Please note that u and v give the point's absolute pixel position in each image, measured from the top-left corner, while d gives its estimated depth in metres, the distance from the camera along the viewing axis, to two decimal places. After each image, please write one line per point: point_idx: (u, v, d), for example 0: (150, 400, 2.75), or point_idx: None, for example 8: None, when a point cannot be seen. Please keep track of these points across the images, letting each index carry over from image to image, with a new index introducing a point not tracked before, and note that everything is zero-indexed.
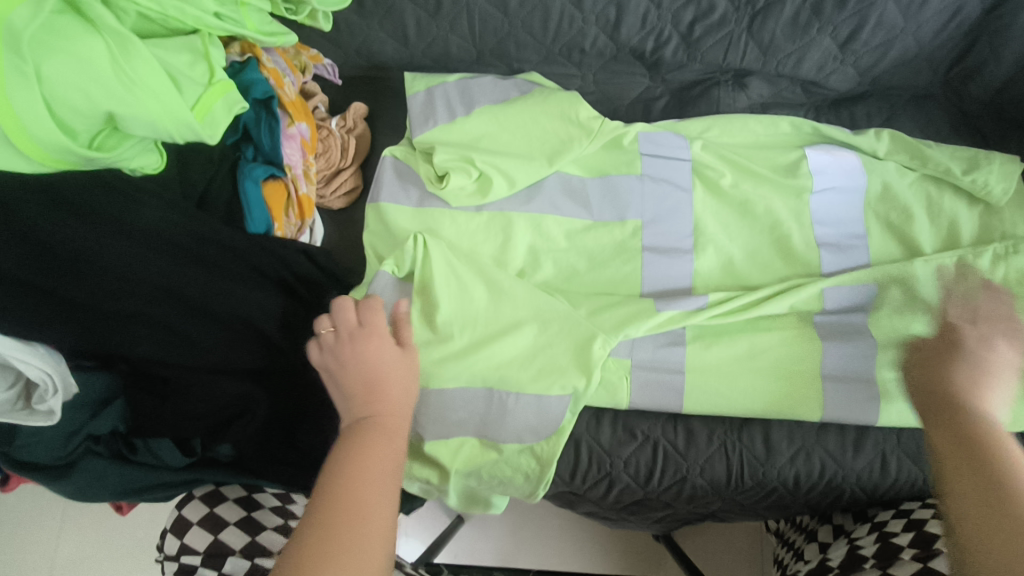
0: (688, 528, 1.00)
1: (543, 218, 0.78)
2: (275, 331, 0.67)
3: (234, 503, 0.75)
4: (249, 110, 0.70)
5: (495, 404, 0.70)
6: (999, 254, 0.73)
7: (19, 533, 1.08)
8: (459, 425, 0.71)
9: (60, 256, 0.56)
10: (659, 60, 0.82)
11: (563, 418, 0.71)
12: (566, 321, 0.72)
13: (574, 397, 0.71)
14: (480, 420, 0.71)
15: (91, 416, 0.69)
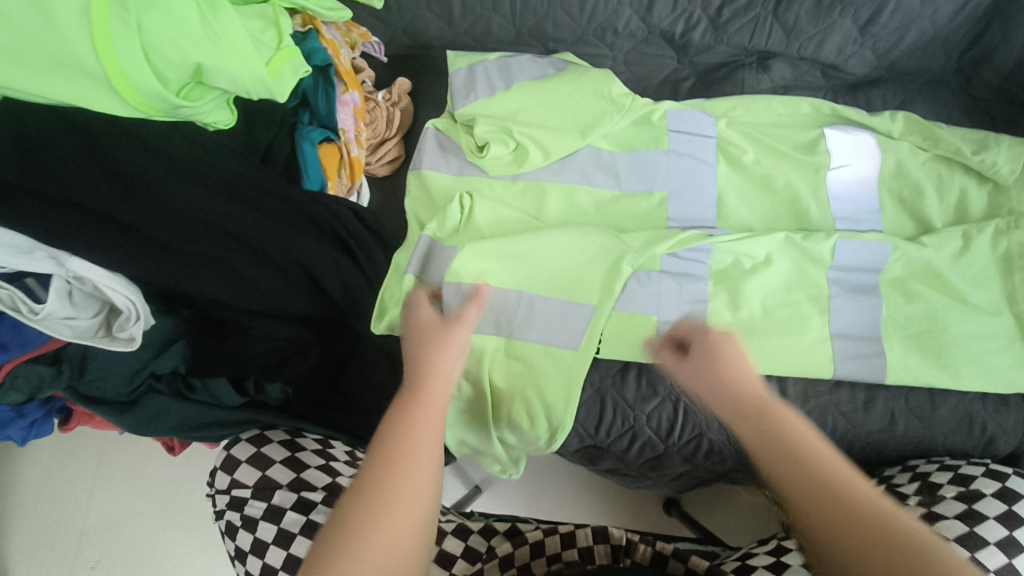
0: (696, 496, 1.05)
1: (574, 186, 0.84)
2: (327, 278, 0.73)
3: (278, 444, 0.77)
4: (309, 77, 0.76)
5: (524, 305, 0.78)
6: (1001, 229, 0.79)
7: (62, 485, 1.14)
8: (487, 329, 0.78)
9: (143, 195, 0.61)
10: (687, 43, 0.87)
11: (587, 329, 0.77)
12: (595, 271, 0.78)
13: (596, 309, 0.77)
14: (507, 321, 0.78)
15: (154, 354, 0.74)
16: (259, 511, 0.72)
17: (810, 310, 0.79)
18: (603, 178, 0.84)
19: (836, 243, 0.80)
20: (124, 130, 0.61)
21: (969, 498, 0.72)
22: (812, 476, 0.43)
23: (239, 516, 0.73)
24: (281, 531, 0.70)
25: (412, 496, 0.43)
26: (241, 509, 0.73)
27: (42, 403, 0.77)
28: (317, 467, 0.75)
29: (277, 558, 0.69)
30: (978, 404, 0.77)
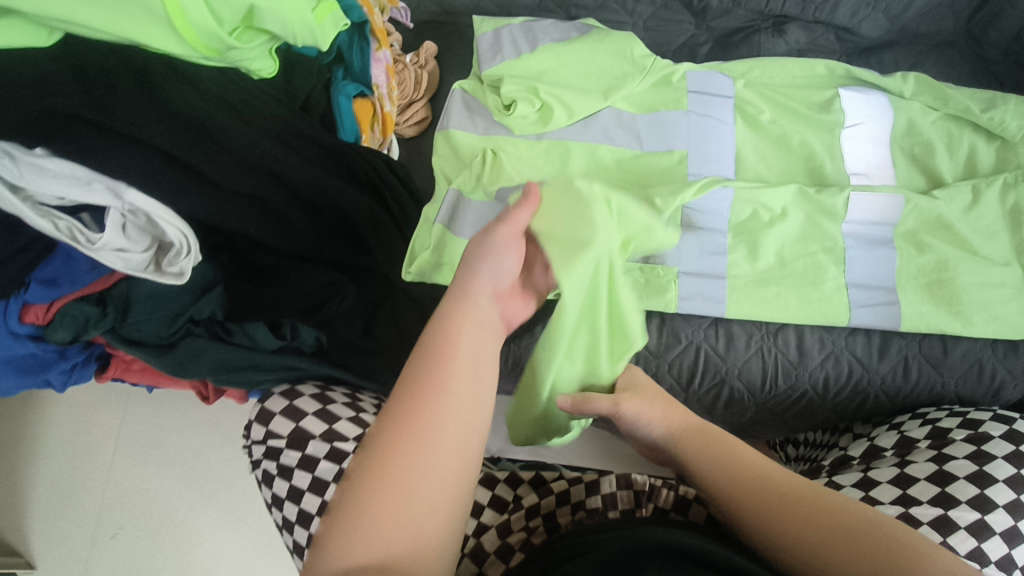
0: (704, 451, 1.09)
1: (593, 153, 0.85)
2: (362, 223, 0.77)
3: (310, 396, 0.74)
4: (345, 33, 0.79)
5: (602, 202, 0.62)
6: (1008, 183, 0.82)
7: (86, 452, 1.15)
8: None
9: (200, 133, 0.66)
10: (705, 7, 0.90)
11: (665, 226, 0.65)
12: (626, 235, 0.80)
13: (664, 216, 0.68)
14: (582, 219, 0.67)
15: (193, 300, 0.76)
16: (294, 460, 0.70)
17: (827, 261, 0.81)
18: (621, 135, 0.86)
19: (850, 196, 0.82)
20: (175, 71, 0.64)
21: (977, 440, 0.73)
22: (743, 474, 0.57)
23: (274, 465, 0.71)
24: (315, 478, 0.68)
25: (433, 452, 0.40)
26: (276, 459, 0.71)
27: (83, 347, 0.80)
28: (347, 419, 0.72)
29: (312, 504, 0.67)
30: (989, 351, 0.80)
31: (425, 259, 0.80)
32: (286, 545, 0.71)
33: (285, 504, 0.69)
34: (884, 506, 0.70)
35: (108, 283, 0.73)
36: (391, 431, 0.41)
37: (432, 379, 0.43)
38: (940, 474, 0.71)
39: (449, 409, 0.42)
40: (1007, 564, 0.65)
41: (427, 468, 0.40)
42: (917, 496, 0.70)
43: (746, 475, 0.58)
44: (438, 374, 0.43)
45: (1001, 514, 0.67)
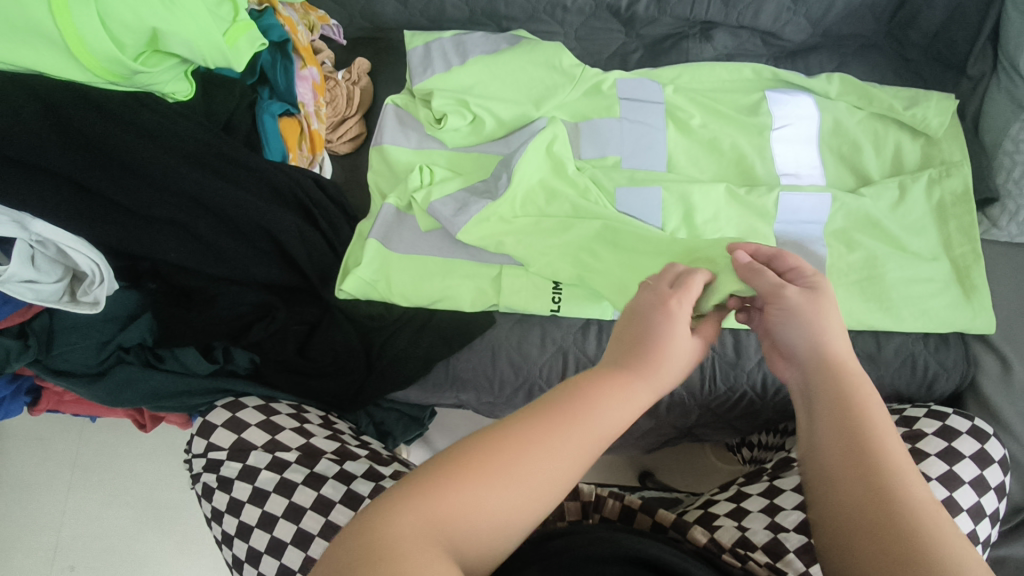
0: (658, 453, 1.11)
1: (524, 160, 0.80)
2: (291, 242, 0.75)
3: (255, 408, 0.77)
4: (266, 53, 0.79)
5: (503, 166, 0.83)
6: (933, 178, 0.83)
7: (31, 490, 1.12)
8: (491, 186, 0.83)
9: (113, 163, 0.66)
10: (633, 16, 0.91)
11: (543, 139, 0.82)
12: (561, 245, 0.80)
13: (553, 139, 0.83)
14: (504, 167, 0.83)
15: (120, 329, 0.75)
16: (236, 471, 0.72)
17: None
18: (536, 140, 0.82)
19: (779, 197, 0.83)
20: (86, 99, 0.64)
21: (913, 437, 0.75)
22: (852, 454, 0.43)
23: (215, 478, 0.72)
24: (256, 489, 0.70)
25: (544, 486, 0.39)
26: (217, 471, 0.73)
27: (10, 380, 0.77)
28: (291, 429, 0.75)
29: (253, 516, 0.69)
30: (920, 344, 0.81)
31: (358, 277, 0.78)
32: (225, 559, 0.70)
33: (225, 517, 0.70)
34: None
35: (26, 317, 0.70)
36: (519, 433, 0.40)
37: (580, 415, 0.41)
38: None
39: (582, 457, 0.40)
40: None
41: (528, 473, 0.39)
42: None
43: (859, 485, 0.41)
44: (586, 413, 0.42)
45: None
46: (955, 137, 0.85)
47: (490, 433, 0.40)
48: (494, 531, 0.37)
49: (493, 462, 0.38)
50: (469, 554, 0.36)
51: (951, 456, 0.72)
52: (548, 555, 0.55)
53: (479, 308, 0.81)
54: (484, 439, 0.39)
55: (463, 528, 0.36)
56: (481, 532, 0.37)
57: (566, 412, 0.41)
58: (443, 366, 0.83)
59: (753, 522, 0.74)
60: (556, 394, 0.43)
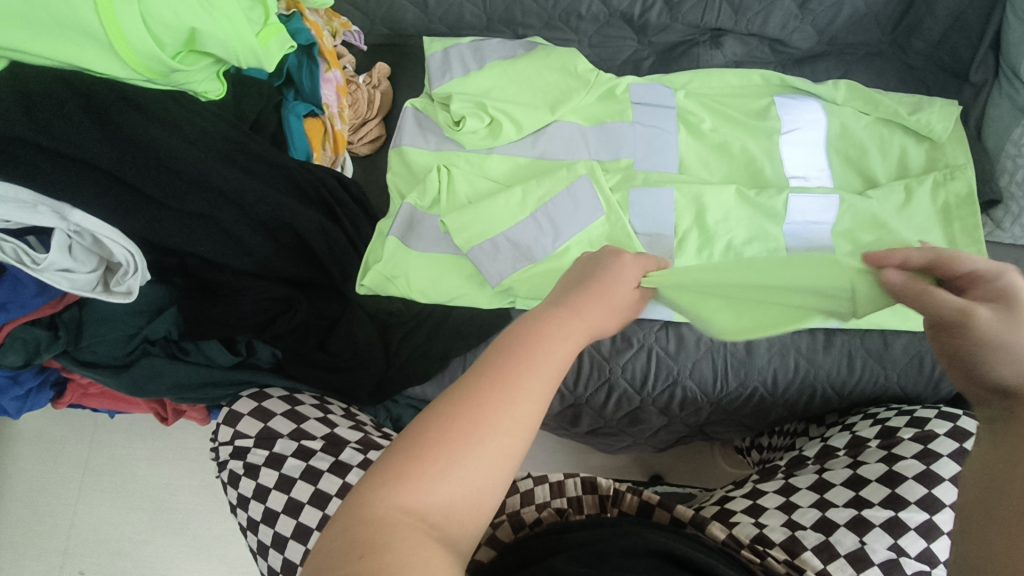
0: (667, 454, 1.12)
1: (560, 201, 0.83)
2: (314, 237, 0.77)
3: (279, 399, 0.79)
4: (293, 55, 0.81)
5: (532, 189, 0.84)
6: (938, 181, 0.85)
7: (43, 489, 1.13)
8: (519, 207, 0.83)
9: (145, 156, 0.67)
10: (645, 24, 0.94)
11: (582, 178, 0.84)
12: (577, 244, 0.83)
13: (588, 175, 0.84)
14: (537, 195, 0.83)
15: (147, 321, 0.77)
16: (262, 458, 0.74)
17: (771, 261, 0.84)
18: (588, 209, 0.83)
19: (787, 199, 0.85)
20: (122, 95, 0.66)
21: (924, 439, 0.76)
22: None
23: (241, 465, 0.75)
24: (282, 476, 0.72)
25: (512, 441, 0.39)
26: (243, 458, 0.75)
27: (37, 372, 0.78)
28: (315, 419, 0.77)
29: (278, 502, 0.71)
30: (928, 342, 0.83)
31: (377, 272, 0.80)
32: (250, 546, 0.73)
33: (251, 504, 0.72)
34: (837, 509, 0.72)
35: (58, 308, 0.72)
36: (475, 400, 0.40)
37: (529, 362, 0.42)
38: (888, 474, 0.74)
39: (542, 402, 0.41)
40: (931, 559, 0.69)
41: (489, 445, 0.39)
42: (868, 496, 0.73)
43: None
44: (533, 378, 0.41)
45: (948, 514, 0.71)
46: (958, 142, 0.87)
47: (447, 405, 0.40)
48: (472, 499, 0.38)
49: (460, 431, 0.38)
50: (454, 526, 0.37)
51: (964, 457, 0.73)
52: (573, 545, 0.56)
53: (496, 305, 0.84)
54: (442, 412, 0.39)
55: (441, 507, 0.37)
56: (459, 507, 0.37)
57: (515, 366, 0.42)
58: (460, 362, 0.85)
59: (770, 519, 0.73)
60: (501, 347, 0.43)
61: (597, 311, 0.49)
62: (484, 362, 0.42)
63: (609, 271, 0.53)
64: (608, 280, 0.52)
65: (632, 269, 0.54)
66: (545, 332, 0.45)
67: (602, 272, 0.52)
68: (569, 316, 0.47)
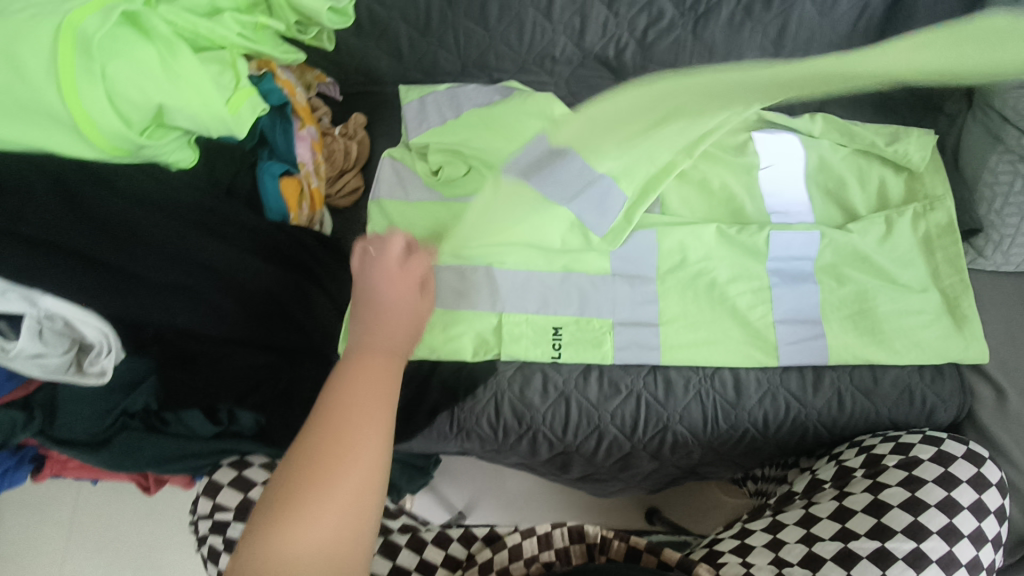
0: (668, 492, 1.11)
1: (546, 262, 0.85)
2: (293, 303, 0.77)
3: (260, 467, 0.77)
4: (266, 116, 0.80)
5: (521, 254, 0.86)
6: (919, 212, 0.86)
7: (22, 556, 1.09)
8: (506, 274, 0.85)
9: (117, 233, 0.66)
10: (621, 64, 0.94)
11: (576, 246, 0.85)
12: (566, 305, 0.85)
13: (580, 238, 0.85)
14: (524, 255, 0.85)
15: (125, 394, 0.75)
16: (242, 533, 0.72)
17: (755, 300, 0.84)
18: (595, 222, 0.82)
19: (768, 235, 0.85)
20: (93, 174, 0.66)
21: (909, 465, 0.75)
22: None
23: (221, 541, 0.72)
24: None
25: (370, 472, 0.47)
26: (224, 532, 0.73)
27: (14, 451, 0.76)
28: None
29: None
30: (916, 376, 0.82)
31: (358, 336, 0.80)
32: None
33: None
34: (824, 543, 0.71)
35: (29, 390, 0.71)
36: (323, 452, 0.46)
37: (360, 404, 0.49)
38: (874, 503, 0.72)
39: (385, 432, 0.49)
40: None
41: (346, 485, 0.46)
42: (854, 528, 0.71)
43: None
44: (370, 417, 0.48)
45: (937, 542, 0.68)
46: (936, 171, 0.87)
47: (299, 462, 0.46)
48: (351, 529, 0.45)
49: (320, 486, 0.45)
50: (342, 560, 0.44)
51: (949, 482, 0.72)
52: None
53: (481, 357, 0.84)
54: (295, 471, 0.46)
55: (321, 554, 0.44)
56: (339, 547, 0.44)
57: (350, 411, 0.48)
58: (447, 418, 0.85)
59: (757, 558, 0.72)
60: (334, 396, 0.49)
61: (403, 316, 0.56)
62: (320, 414, 0.48)
63: (389, 269, 0.58)
64: (404, 274, 0.58)
65: (410, 262, 0.60)
66: (362, 372, 0.51)
67: (394, 271, 0.58)
68: (376, 344, 0.53)
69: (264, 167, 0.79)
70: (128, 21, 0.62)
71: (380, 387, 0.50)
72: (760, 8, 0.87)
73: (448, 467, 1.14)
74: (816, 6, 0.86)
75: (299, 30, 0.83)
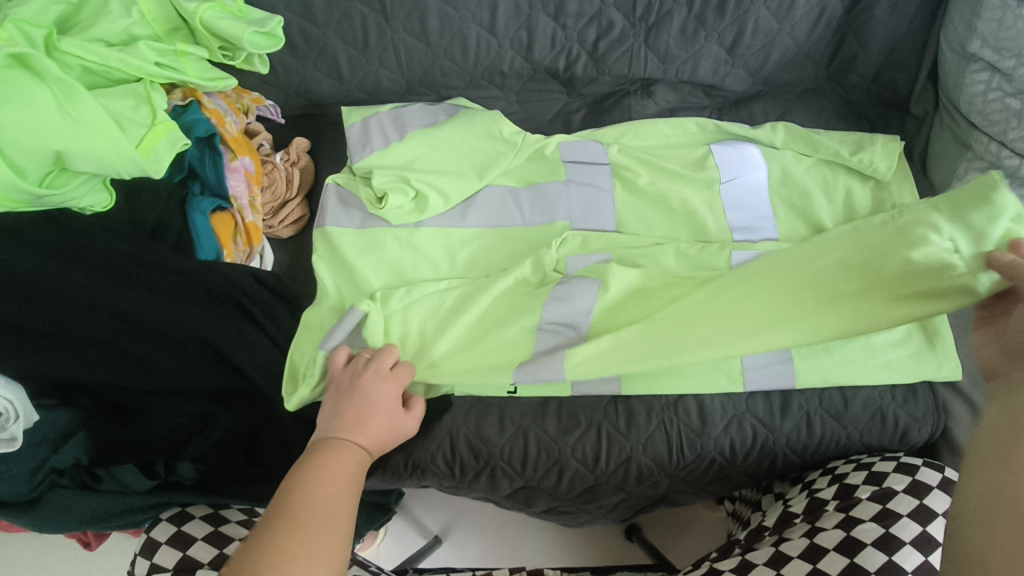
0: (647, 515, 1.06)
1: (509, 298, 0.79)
2: (229, 346, 0.74)
3: (201, 521, 0.73)
4: (193, 148, 0.77)
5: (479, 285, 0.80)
6: (888, 224, 0.79)
7: None
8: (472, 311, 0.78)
9: (30, 288, 0.65)
10: (572, 77, 0.90)
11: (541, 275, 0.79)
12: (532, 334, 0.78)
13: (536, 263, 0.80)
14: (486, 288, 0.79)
15: (53, 451, 0.69)
16: None
17: (736, 315, 0.74)
18: (586, 292, 0.77)
19: (731, 255, 0.80)
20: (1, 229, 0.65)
21: (883, 497, 0.71)
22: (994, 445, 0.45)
23: None
24: None
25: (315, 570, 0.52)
26: None
27: None
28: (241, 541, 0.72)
29: None
30: (888, 396, 0.79)
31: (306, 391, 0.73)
32: None
33: None
34: None
35: None
36: (274, 546, 0.52)
37: (319, 501, 0.57)
38: (847, 541, 0.69)
39: (336, 531, 0.56)
40: None
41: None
42: (827, 569, 0.68)
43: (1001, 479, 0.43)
44: (325, 513, 0.56)
45: None
46: (903, 179, 0.84)
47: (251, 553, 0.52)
48: None
49: None
50: None
51: (924, 515, 0.69)
52: None
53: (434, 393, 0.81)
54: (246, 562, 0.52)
55: None
56: None
57: (308, 508, 0.56)
58: (402, 456, 0.81)
59: None
60: (295, 495, 0.57)
61: (381, 420, 0.68)
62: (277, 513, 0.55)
63: (378, 381, 0.69)
64: (387, 383, 0.70)
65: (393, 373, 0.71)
66: (329, 470, 0.61)
67: (379, 379, 0.69)
68: (346, 436, 0.65)
69: (194, 203, 0.77)
70: (17, 63, 0.59)
71: (345, 478, 0.61)
72: (713, 16, 0.82)
73: (416, 490, 1.10)
74: (771, 11, 0.82)
75: (226, 54, 0.79)
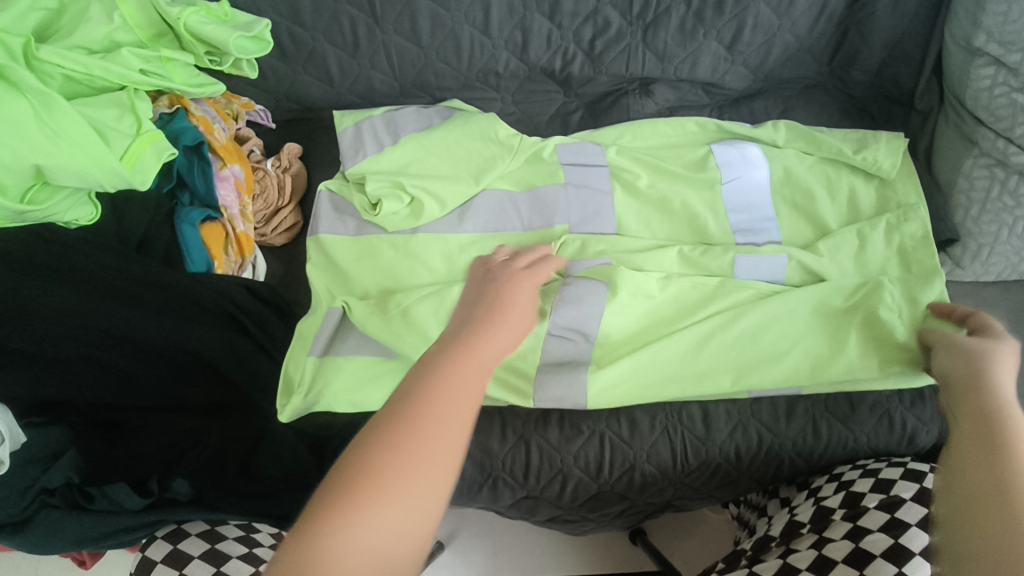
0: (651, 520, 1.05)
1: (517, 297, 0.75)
2: (219, 358, 0.72)
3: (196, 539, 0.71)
4: (181, 157, 0.76)
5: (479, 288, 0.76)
6: (892, 224, 0.80)
7: None
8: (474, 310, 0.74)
9: (8, 307, 0.64)
10: (568, 77, 0.88)
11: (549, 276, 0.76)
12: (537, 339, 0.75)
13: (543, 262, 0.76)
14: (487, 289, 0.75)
15: (42, 470, 0.67)
16: None
17: None
18: (594, 294, 0.75)
19: (734, 258, 0.79)
20: None
21: (891, 506, 0.69)
22: (979, 438, 0.43)
23: None
24: None
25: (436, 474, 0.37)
26: None
27: None
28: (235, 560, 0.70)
29: None
30: (896, 400, 0.78)
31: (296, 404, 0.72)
32: None
33: None
34: None
35: None
36: (398, 426, 0.38)
37: (449, 381, 0.40)
38: (856, 553, 0.67)
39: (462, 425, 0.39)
40: None
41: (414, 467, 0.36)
42: None
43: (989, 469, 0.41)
44: (453, 392, 0.40)
45: None
46: (908, 178, 0.82)
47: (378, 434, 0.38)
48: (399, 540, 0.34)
49: (377, 468, 0.36)
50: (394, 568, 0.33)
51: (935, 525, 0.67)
52: None
53: None
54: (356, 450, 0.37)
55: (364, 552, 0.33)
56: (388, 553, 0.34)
57: (428, 389, 0.40)
58: None
59: None
60: (421, 378, 0.41)
61: (517, 310, 0.50)
62: (400, 397, 0.39)
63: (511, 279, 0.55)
64: (517, 283, 0.55)
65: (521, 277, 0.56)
66: (461, 348, 0.44)
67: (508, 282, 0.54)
68: (506, 318, 0.48)
69: (184, 214, 0.75)
70: None
71: (496, 360, 0.44)
72: (712, 13, 0.81)
73: None
74: (771, 7, 0.80)
75: (212, 59, 0.76)
